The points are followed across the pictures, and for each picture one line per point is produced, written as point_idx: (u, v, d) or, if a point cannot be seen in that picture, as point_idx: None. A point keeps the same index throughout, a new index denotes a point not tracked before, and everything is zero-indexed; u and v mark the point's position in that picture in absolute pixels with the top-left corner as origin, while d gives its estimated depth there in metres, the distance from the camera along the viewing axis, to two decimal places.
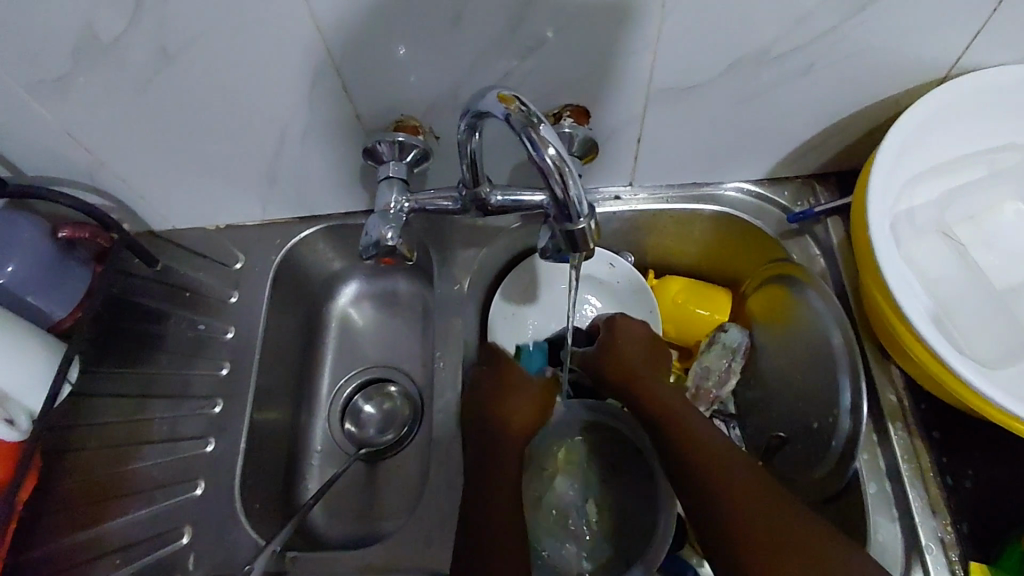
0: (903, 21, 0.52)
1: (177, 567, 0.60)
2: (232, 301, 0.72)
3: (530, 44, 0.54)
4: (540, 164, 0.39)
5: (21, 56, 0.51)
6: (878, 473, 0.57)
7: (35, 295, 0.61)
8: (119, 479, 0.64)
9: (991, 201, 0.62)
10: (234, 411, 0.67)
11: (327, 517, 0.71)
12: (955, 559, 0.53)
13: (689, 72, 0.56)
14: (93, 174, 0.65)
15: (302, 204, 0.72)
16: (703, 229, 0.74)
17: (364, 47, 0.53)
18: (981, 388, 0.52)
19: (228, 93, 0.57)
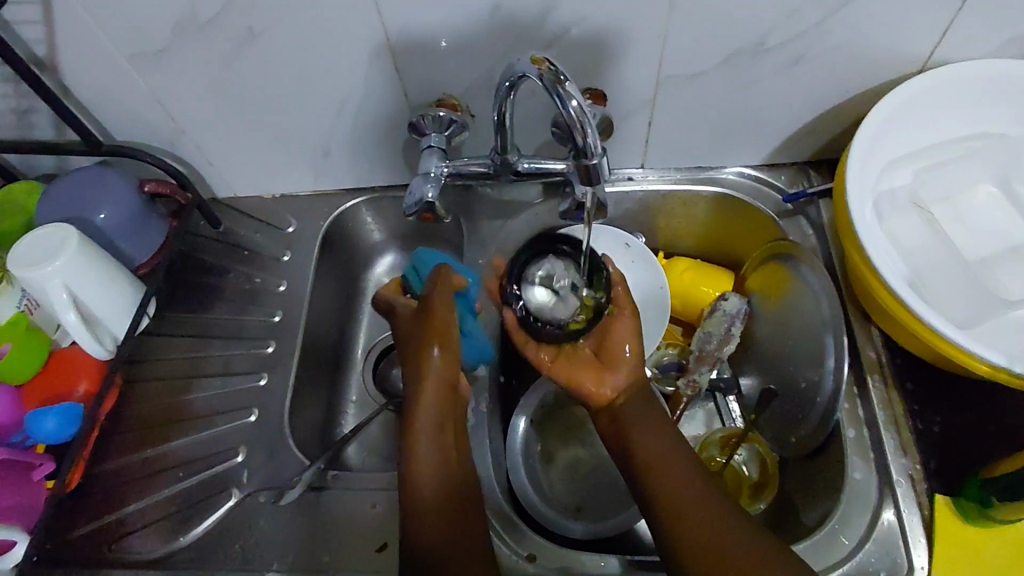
0: (879, 17, 0.60)
1: (232, 481, 0.68)
2: (284, 260, 0.81)
3: (559, 32, 0.63)
4: (567, 114, 0.49)
5: (133, 31, 0.61)
6: (857, 420, 0.64)
7: (122, 241, 0.71)
8: (182, 406, 0.72)
9: (966, 183, 0.69)
10: (284, 353, 0.75)
11: (360, 456, 0.78)
12: (922, 492, 0.60)
13: (694, 61, 0.65)
14: (173, 140, 0.75)
15: (349, 176, 0.81)
16: (706, 209, 0.81)
17: (417, 33, 0.63)
18: (940, 328, 0.57)
19: (297, 71, 0.66)
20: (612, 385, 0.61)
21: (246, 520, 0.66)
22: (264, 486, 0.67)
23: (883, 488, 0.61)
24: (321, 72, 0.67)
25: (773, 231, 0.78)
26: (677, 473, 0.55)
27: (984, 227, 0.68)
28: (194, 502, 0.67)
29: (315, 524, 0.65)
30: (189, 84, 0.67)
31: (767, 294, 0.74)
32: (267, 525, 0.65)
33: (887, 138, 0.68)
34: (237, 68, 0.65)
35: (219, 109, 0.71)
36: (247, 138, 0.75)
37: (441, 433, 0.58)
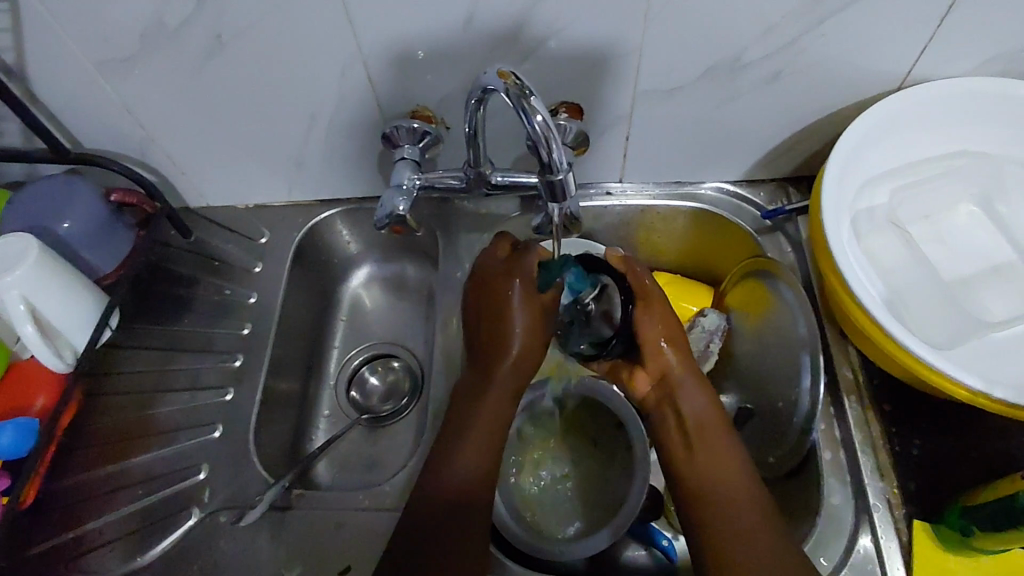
0: (855, 35, 0.60)
1: (194, 499, 0.66)
2: (256, 271, 0.79)
3: (533, 45, 0.62)
4: (532, 130, 0.48)
5: (99, 38, 0.60)
6: (834, 442, 0.63)
7: (87, 251, 0.69)
8: (146, 421, 0.70)
9: (947, 202, 0.69)
10: (253, 367, 0.74)
11: (330, 473, 0.76)
12: (900, 518, 0.59)
13: (671, 75, 0.64)
14: (143, 149, 0.73)
15: (324, 187, 0.80)
16: (685, 224, 0.80)
17: (389, 44, 0.62)
18: (919, 352, 0.55)
19: (268, 82, 0.65)
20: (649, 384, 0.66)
21: (206, 540, 0.64)
22: (227, 504, 0.66)
23: (860, 513, 0.59)
24: (293, 81, 0.65)
25: (752, 247, 0.77)
26: (712, 462, 0.60)
27: (963, 246, 0.67)
28: (155, 520, 0.65)
29: (278, 545, 0.63)
30: (158, 92, 0.66)
31: (746, 312, 0.73)
32: (229, 545, 0.63)
33: (864, 156, 0.67)
34: (207, 75, 0.64)
35: (190, 118, 0.69)
36: (219, 146, 0.73)
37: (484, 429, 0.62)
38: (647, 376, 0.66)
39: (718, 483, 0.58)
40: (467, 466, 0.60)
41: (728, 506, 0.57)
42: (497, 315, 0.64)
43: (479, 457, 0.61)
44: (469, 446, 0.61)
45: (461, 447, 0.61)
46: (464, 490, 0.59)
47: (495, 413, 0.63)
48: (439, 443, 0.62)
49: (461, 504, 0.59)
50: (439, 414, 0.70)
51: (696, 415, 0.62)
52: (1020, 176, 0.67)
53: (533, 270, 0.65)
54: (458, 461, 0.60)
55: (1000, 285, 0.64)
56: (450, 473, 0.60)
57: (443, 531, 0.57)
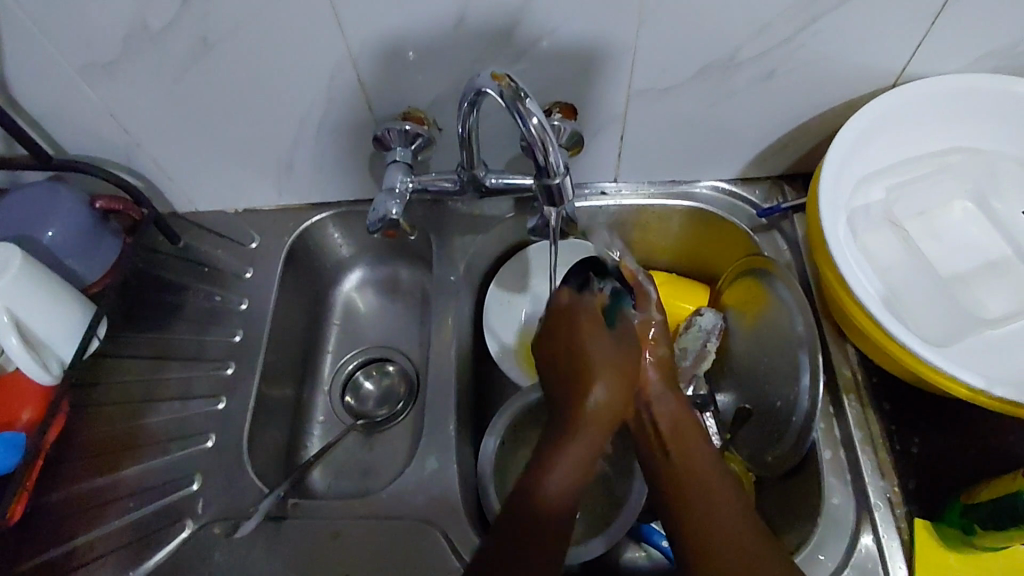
0: (851, 32, 0.59)
1: (187, 511, 0.65)
2: (247, 277, 0.78)
3: (526, 45, 0.61)
4: (528, 132, 0.47)
5: (81, 42, 0.58)
6: (833, 441, 0.63)
7: (73, 260, 0.68)
8: (137, 432, 0.69)
9: (943, 198, 0.68)
10: (245, 375, 0.72)
11: (326, 480, 0.75)
12: (900, 516, 0.58)
13: (666, 73, 0.63)
14: (128, 154, 0.72)
15: (314, 190, 0.79)
16: (681, 224, 0.80)
17: (380, 45, 0.61)
18: (919, 351, 0.55)
19: (256, 84, 0.64)
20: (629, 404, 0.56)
21: (200, 553, 0.63)
22: (221, 516, 0.64)
23: (860, 513, 0.59)
24: (282, 83, 0.64)
25: (748, 245, 0.76)
26: (708, 506, 0.50)
27: (960, 242, 0.67)
28: (148, 533, 0.64)
29: (274, 556, 0.62)
30: (143, 96, 0.64)
31: (744, 311, 0.72)
32: (224, 558, 0.62)
33: (859, 154, 0.67)
34: (193, 79, 0.63)
35: (176, 122, 0.68)
36: (207, 150, 0.72)
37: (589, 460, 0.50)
38: (614, 374, 0.57)
39: (685, 500, 0.51)
40: (558, 484, 0.49)
41: (731, 541, 0.48)
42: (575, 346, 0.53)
43: (575, 476, 0.50)
44: (567, 462, 0.50)
45: (555, 467, 0.50)
46: (558, 515, 0.49)
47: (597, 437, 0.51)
48: (535, 454, 0.51)
49: (557, 527, 0.48)
50: (436, 420, 0.69)
51: (671, 424, 0.54)
52: (1015, 172, 0.67)
53: (595, 308, 0.55)
54: (554, 471, 0.49)
55: (997, 281, 0.64)
56: (546, 485, 0.49)
57: (533, 557, 0.46)
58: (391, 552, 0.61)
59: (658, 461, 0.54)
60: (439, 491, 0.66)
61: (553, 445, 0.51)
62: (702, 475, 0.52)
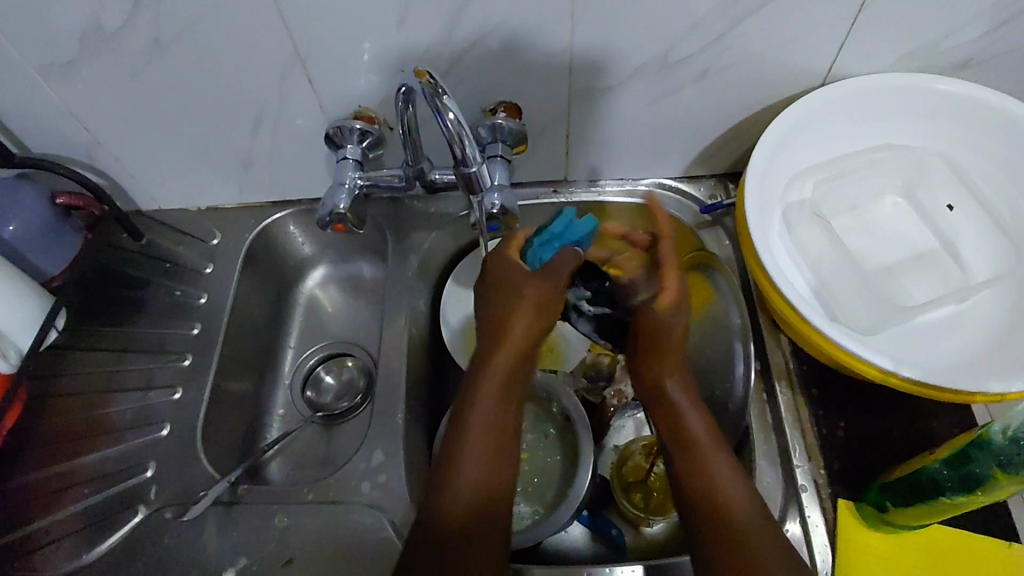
0: (775, 33, 0.62)
1: (141, 496, 0.67)
2: (208, 272, 0.80)
3: (466, 46, 0.64)
4: (446, 127, 0.51)
5: (39, 44, 0.61)
6: (766, 425, 0.65)
7: (34, 254, 0.71)
8: (96, 421, 0.71)
9: (874, 193, 0.71)
10: (202, 367, 0.75)
11: (283, 470, 0.77)
12: (826, 497, 0.61)
13: (603, 72, 0.66)
14: (91, 153, 0.74)
15: (274, 188, 0.81)
16: (630, 220, 0.83)
17: (326, 47, 0.63)
18: (836, 337, 0.58)
19: (210, 84, 0.67)
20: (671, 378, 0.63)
21: (152, 536, 0.64)
22: (173, 501, 0.66)
23: (788, 496, 0.61)
24: (235, 84, 0.67)
25: (692, 241, 0.79)
26: (716, 480, 0.56)
27: (888, 235, 0.69)
28: (101, 517, 0.66)
29: (221, 540, 0.64)
30: (101, 95, 0.67)
31: None
32: (173, 541, 0.64)
33: (788, 151, 0.70)
34: (148, 79, 0.65)
35: (135, 122, 0.71)
36: (168, 149, 0.74)
37: (489, 457, 0.56)
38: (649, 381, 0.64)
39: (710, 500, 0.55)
40: (472, 480, 0.55)
41: (735, 513, 0.54)
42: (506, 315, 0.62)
43: (480, 471, 0.56)
44: (473, 449, 0.56)
45: (459, 470, 0.55)
46: (464, 519, 0.53)
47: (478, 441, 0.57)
48: (438, 461, 0.57)
49: (461, 539, 0.52)
50: (386, 408, 0.72)
51: (704, 430, 0.59)
52: (942, 169, 0.70)
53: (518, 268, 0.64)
54: (459, 475, 0.55)
55: (923, 273, 0.67)
56: (452, 500, 0.54)
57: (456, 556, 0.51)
58: (336, 536, 0.63)
59: (677, 457, 0.58)
60: (386, 477, 0.68)
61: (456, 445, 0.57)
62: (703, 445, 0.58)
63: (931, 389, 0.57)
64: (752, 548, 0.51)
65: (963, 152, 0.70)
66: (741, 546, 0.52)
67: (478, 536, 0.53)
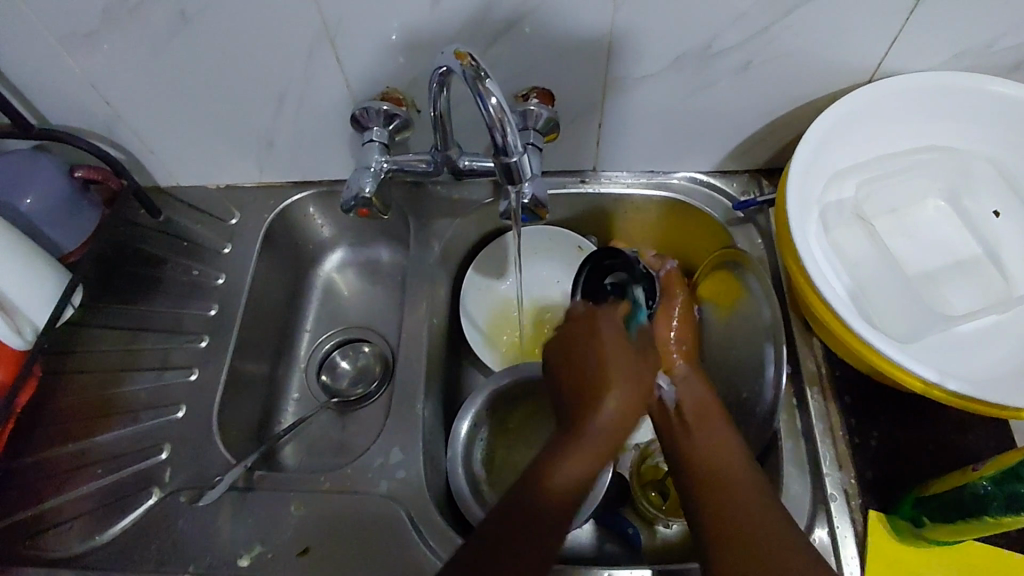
0: (824, 26, 0.60)
1: (155, 479, 0.66)
2: (226, 252, 0.79)
3: (500, 30, 0.61)
4: (487, 113, 0.49)
5: (58, 11, 0.58)
6: (794, 432, 0.63)
7: (50, 228, 0.69)
8: (108, 401, 0.70)
9: (916, 196, 0.69)
10: (219, 348, 0.73)
11: (296, 456, 0.76)
12: (856, 507, 0.59)
13: (641, 62, 0.64)
14: (109, 126, 0.72)
15: (295, 169, 0.79)
16: (659, 214, 0.80)
17: (356, 24, 0.61)
18: (876, 345, 0.56)
19: (234, 60, 0.65)
20: (654, 386, 0.62)
21: (166, 519, 0.63)
22: (188, 485, 0.65)
23: (816, 505, 0.60)
24: (261, 60, 0.65)
25: (723, 237, 0.77)
26: (726, 462, 0.55)
27: (929, 240, 0.67)
28: (113, 500, 0.65)
29: (237, 527, 0.62)
30: (122, 67, 0.65)
31: (716, 303, 0.72)
32: (188, 526, 0.63)
33: (831, 148, 0.67)
34: (172, 52, 0.63)
35: (156, 96, 0.68)
36: (188, 124, 0.72)
37: (589, 456, 0.51)
38: (655, 377, 0.62)
39: (717, 477, 0.54)
40: (569, 474, 0.50)
41: (727, 481, 0.53)
42: (590, 351, 0.55)
43: (586, 462, 0.51)
44: (583, 455, 0.51)
45: (568, 459, 0.51)
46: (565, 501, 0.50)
47: (582, 453, 0.51)
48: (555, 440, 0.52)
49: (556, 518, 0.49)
50: (405, 398, 0.70)
51: (693, 409, 0.60)
52: (988, 173, 0.67)
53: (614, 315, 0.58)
54: (565, 465, 0.50)
55: (963, 279, 0.65)
56: (554, 479, 0.50)
57: (530, 536, 0.48)
58: (354, 527, 0.62)
59: (677, 450, 0.58)
60: (404, 471, 0.66)
61: (571, 435, 0.51)
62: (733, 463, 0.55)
63: (973, 403, 0.55)
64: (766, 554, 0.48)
65: (1013, 157, 0.68)
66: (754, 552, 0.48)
67: (559, 524, 0.49)
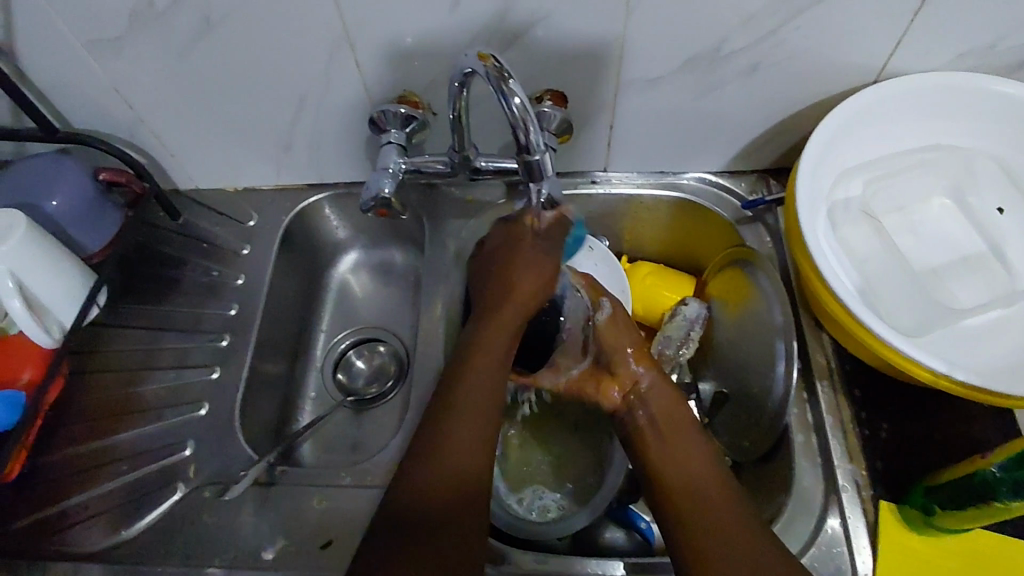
0: (830, 28, 0.61)
1: (178, 475, 0.67)
2: (245, 253, 0.80)
3: (516, 34, 0.63)
4: (510, 112, 0.50)
5: (85, 17, 0.60)
6: (806, 426, 0.65)
7: (75, 229, 0.70)
8: (131, 399, 0.71)
9: (921, 194, 0.71)
10: (239, 347, 0.75)
11: (314, 454, 0.78)
12: (868, 498, 0.60)
13: (653, 63, 0.65)
14: (130, 130, 0.74)
15: (311, 171, 0.81)
16: (669, 214, 0.82)
17: (375, 29, 0.63)
18: (886, 338, 0.57)
19: (255, 65, 0.66)
20: (619, 392, 0.63)
21: (190, 514, 0.65)
22: (211, 480, 0.67)
23: (828, 495, 0.61)
24: (281, 65, 0.66)
25: (732, 236, 0.79)
26: (684, 458, 0.57)
27: (935, 237, 0.69)
28: (137, 495, 0.66)
29: (260, 521, 0.64)
30: (146, 72, 0.66)
31: (726, 301, 0.74)
32: (211, 520, 0.64)
33: (838, 148, 0.69)
34: (195, 57, 0.65)
35: (177, 100, 0.70)
36: (207, 128, 0.74)
37: (487, 440, 0.56)
38: (616, 386, 0.63)
39: (671, 469, 0.56)
40: (468, 448, 0.54)
41: (681, 470, 0.56)
42: (498, 290, 0.64)
43: (476, 449, 0.55)
44: (466, 412, 0.57)
45: (455, 438, 0.55)
46: (453, 488, 0.52)
47: (475, 425, 0.56)
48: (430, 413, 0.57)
49: (471, 495, 0.52)
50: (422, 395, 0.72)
51: (652, 413, 0.61)
52: (991, 171, 0.69)
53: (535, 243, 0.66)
54: (457, 427, 0.55)
55: (968, 275, 0.66)
56: (448, 464, 0.53)
57: (452, 542, 0.49)
58: None
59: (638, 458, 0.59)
60: None
61: (449, 406, 0.57)
62: (689, 456, 0.57)
63: (982, 394, 0.56)
64: (706, 531, 0.51)
65: (1015, 155, 0.69)
66: (705, 528, 0.51)
67: (466, 497, 0.52)
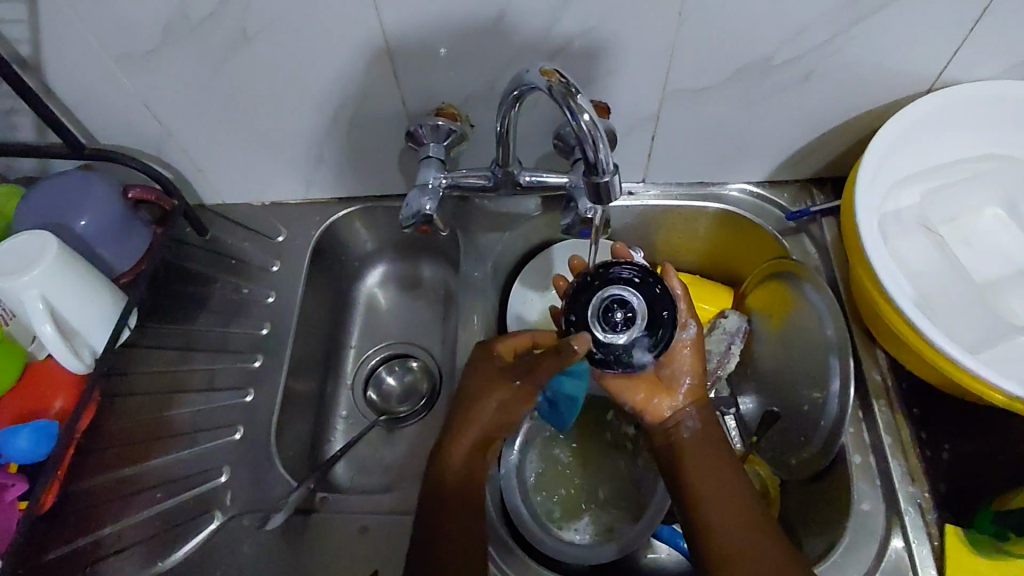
0: (889, 37, 0.59)
1: (215, 502, 0.65)
2: (274, 269, 0.78)
3: (562, 44, 0.61)
4: (578, 128, 0.48)
5: (118, 30, 0.58)
6: (863, 446, 0.63)
7: (105, 249, 0.68)
8: (162, 423, 0.69)
9: (972, 205, 0.69)
10: (272, 367, 0.72)
11: (349, 475, 0.76)
12: (931, 521, 0.59)
13: (702, 74, 0.63)
14: (158, 144, 0.72)
15: (341, 185, 0.79)
16: (708, 226, 0.80)
17: (417, 41, 0.60)
18: (956, 358, 0.55)
19: (291, 78, 0.64)
20: (669, 409, 0.62)
21: (229, 543, 0.63)
22: (249, 508, 0.65)
23: (890, 518, 0.60)
24: (318, 77, 0.64)
25: (775, 247, 0.76)
26: (726, 496, 0.58)
27: (992, 249, 0.67)
28: (174, 524, 0.64)
29: (302, 550, 0.62)
30: (179, 86, 0.64)
31: (769, 314, 0.72)
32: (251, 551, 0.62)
33: (892, 159, 0.67)
34: (230, 71, 0.63)
35: (208, 114, 0.68)
36: (237, 142, 0.72)
37: (471, 454, 0.61)
38: (668, 400, 0.63)
39: (713, 503, 0.57)
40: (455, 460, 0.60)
41: (722, 505, 0.57)
42: (473, 394, 0.62)
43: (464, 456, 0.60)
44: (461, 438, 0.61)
45: (450, 453, 0.60)
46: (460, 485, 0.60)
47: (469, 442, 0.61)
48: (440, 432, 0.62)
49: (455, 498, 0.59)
50: None
51: (694, 441, 0.61)
52: None
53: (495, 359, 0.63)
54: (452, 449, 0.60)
55: None
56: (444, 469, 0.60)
57: (446, 523, 0.57)
58: None
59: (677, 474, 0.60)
60: None
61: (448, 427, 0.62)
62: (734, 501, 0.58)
63: None
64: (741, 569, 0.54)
65: None
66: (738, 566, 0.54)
67: (464, 502, 0.59)
